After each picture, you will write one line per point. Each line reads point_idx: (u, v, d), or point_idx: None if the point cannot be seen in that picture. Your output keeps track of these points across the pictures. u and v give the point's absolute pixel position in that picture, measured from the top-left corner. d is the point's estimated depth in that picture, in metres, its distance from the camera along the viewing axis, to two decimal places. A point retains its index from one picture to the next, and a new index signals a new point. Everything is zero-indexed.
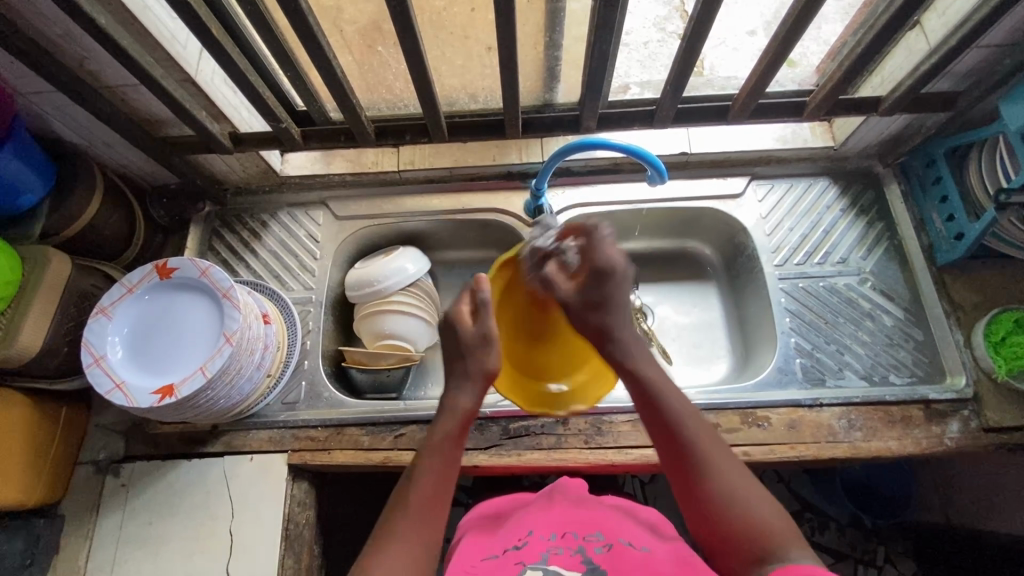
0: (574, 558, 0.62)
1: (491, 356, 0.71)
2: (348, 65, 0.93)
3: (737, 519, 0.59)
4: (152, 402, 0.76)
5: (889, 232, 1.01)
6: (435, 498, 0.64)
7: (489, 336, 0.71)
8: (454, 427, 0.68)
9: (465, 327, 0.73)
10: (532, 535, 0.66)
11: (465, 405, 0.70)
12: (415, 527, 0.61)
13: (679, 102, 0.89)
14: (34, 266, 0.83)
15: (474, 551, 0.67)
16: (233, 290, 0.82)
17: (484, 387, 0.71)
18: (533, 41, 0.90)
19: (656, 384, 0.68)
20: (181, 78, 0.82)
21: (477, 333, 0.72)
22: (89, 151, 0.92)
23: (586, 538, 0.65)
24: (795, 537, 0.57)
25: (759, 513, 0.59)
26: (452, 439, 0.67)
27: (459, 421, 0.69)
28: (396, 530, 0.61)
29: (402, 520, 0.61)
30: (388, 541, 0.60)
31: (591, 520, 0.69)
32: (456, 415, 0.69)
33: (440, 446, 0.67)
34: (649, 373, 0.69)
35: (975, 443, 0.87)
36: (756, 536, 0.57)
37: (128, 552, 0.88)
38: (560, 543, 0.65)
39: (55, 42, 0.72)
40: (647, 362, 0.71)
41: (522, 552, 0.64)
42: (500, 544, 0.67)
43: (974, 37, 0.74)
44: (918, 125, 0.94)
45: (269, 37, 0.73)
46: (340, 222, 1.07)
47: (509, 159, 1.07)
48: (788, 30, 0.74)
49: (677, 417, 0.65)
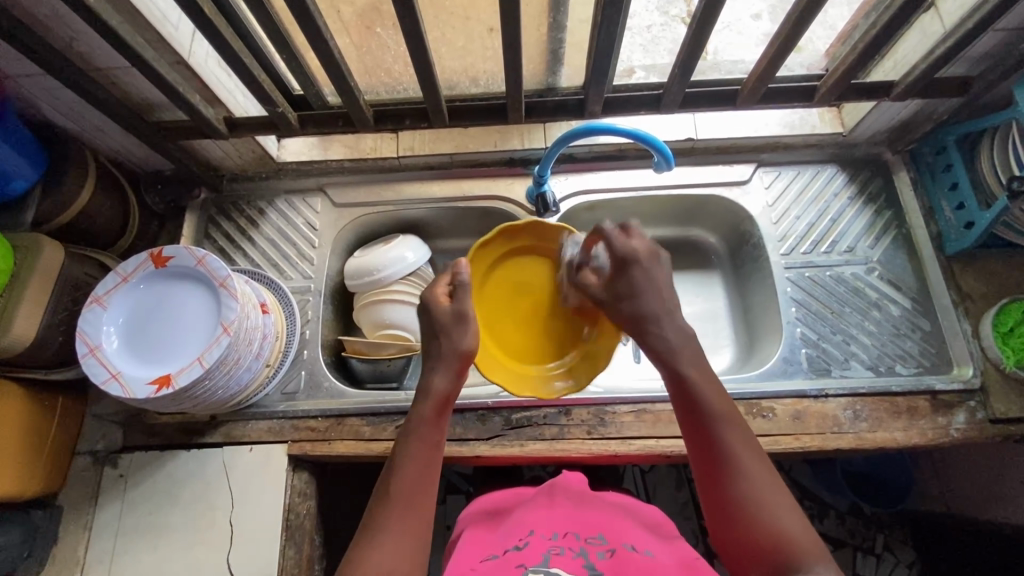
0: (576, 559, 0.61)
1: (466, 335, 0.70)
2: (346, 48, 0.90)
3: (772, 535, 0.55)
4: (149, 393, 0.75)
5: (897, 220, 1.00)
6: (417, 488, 0.62)
7: (465, 315, 0.71)
8: (429, 412, 0.66)
9: (441, 308, 0.72)
10: (533, 535, 0.66)
11: (439, 387, 0.68)
12: (399, 519, 0.59)
13: (687, 86, 0.86)
14: (27, 254, 0.81)
15: (471, 555, 0.66)
16: (230, 279, 0.81)
17: (459, 368, 0.69)
18: (536, 22, 0.87)
19: (698, 381, 0.63)
20: (174, 60, 0.79)
21: (454, 312, 0.71)
22: (81, 137, 0.89)
23: (588, 541, 0.64)
24: (825, 555, 0.54)
25: (791, 530, 0.56)
26: (429, 422, 0.66)
27: (433, 404, 0.67)
28: (382, 520, 0.60)
29: (385, 513, 0.60)
30: (373, 535, 0.58)
31: (593, 522, 0.69)
32: (430, 398, 0.67)
33: (417, 432, 0.65)
34: (694, 376, 0.63)
35: (981, 433, 0.86)
36: (790, 556, 0.54)
37: (127, 543, 0.88)
38: (562, 543, 0.64)
39: (43, 23, 0.69)
40: (693, 356, 0.65)
41: (523, 551, 0.63)
42: (500, 546, 0.66)
43: (992, 20, 0.72)
44: (929, 111, 0.92)
45: (265, 19, 0.71)
46: (339, 209, 1.05)
47: (511, 145, 1.04)
48: (800, 13, 0.72)
49: (714, 417, 0.61)
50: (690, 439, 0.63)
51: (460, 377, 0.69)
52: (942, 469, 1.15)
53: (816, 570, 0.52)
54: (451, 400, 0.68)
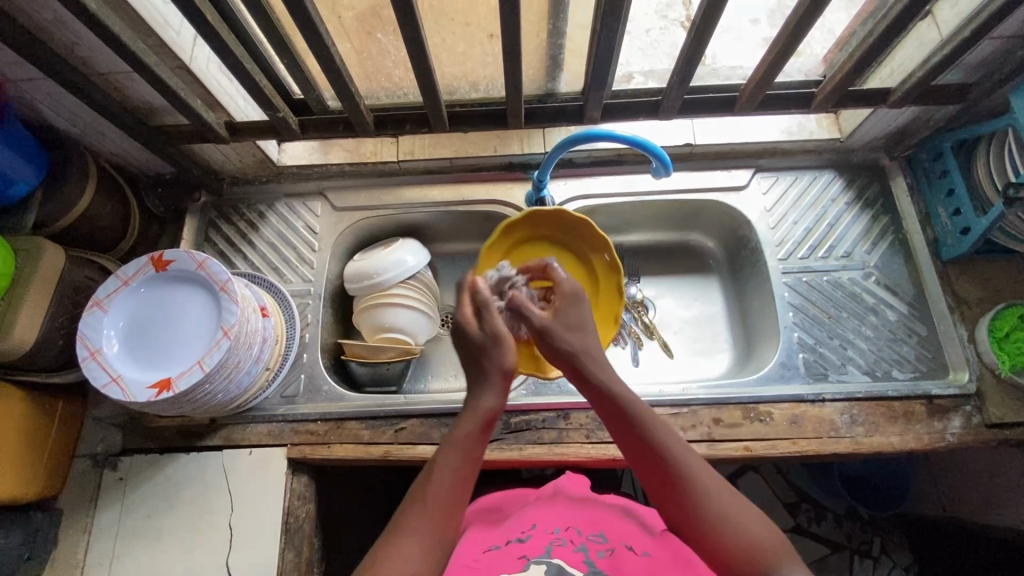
0: (576, 554, 0.63)
1: (508, 355, 0.66)
2: (347, 53, 0.91)
3: (737, 540, 0.56)
4: (149, 397, 0.75)
5: (894, 226, 1.00)
6: (451, 503, 0.60)
7: (502, 336, 0.66)
8: (477, 427, 0.63)
9: (487, 322, 0.67)
10: (536, 529, 0.68)
11: (488, 401, 0.64)
12: (428, 529, 0.58)
13: (685, 92, 0.87)
14: (28, 257, 0.82)
15: (473, 544, 0.67)
16: (231, 282, 0.81)
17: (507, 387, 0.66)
18: (536, 28, 0.88)
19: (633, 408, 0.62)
20: (175, 65, 0.79)
21: (492, 331, 0.67)
22: (82, 140, 0.90)
23: (589, 537, 0.66)
24: (789, 553, 0.56)
25: (754, 533, 0.56)
26: (476, 437, 0.63)
27: (482, 418, 0.63)
28: (411, 526, 0.58)
29: (415, 520, 0.58)
30: (401, 540, 0.57)
31: (593, 519, 0.70)
32: (479, 413, 0.64)
33: (462, 446, 0.62)
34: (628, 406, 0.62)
35: (976, 438, 0.86)
36: (755, 560, 0.55)
37: (126, 545, 0.88)
38: (563, 537, 0.66)
39: (45, 27, 0.70)
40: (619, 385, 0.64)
41: (525, 544, 0.65)
42: (504, 537, 0.68)
43: (988, 28, 0.73)
44: (925, 117, 0.93)
45: (266, 24, 0.71)
46: (339, 213, 1.05)
47: (511, 150, 1.05)
48: (798, 20, 0.73)
49: (657, 436, 0.61)
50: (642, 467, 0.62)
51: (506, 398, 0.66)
52: (938, 473, 1.15)
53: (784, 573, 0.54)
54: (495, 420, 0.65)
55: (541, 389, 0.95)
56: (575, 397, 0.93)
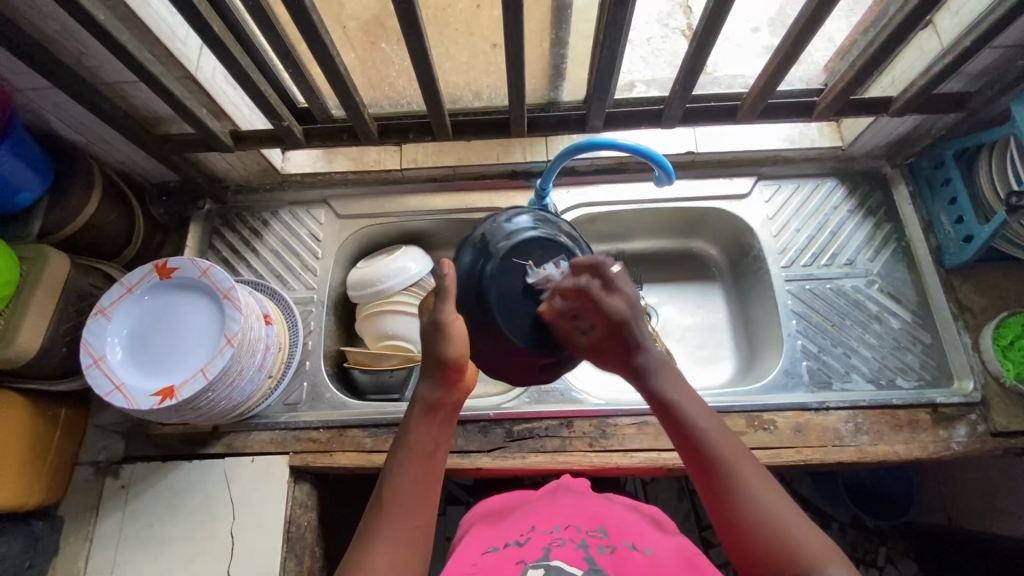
0: (576, 552, 0.60)
1: (449, 343, 0.64)
2: (351, 62, 0.91)
3: (781, 543, 0.53)
4: (152, 405, 0.75)
5: (897, 233, 1.00)
6: (410, 501, 0.59)
7: (443, 325, 0.64)
8: (417, 418, 0.64)
9: (426, 312, 0.67)
10: (534, 530, 0.65)
11: (422, 395, 0.65)
12: (389, 531, 0.57)
13: (688, 102, 0.87)
14: (32, 266, 0.82)
15: (472, 551, 0.65)
16: (234, 290, 0.81)
17: (446, 376, 0.65)
18: (539, 37, 0.89)
19: (684, 403, 0.63)
20: (181, 75, 0.80)
21: (433, 322, 0.65)
22: (88, 149, 0.90)
23: (589, 533, 0.64)
24: (841, 559, 0.52)
25: (801, 539, 0.53)
26: (423, 426, 0.63)
27: (422, 409, 0.64)
28: (376, 535, 0.56)
29: (376, 523, 0.57)
30: (366, 547, 0.56)
31: (594, 516, 0.68)
32: (416, 408, 0.64)
33: (408, 440, 0.63)
34: (675, 396, 0.63)
35: (982, 447, 0.86)
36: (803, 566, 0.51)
37: (128, 553, 0.88)
38: (563, 537, 0.63)
39: (53, 39, 0.71)
40: (673, 378, 0.66)
41: (523, 547, 0.62)
42: (504, 538, 0.66)
43: (988, 39, 0.73)
44: (926, 126, 0.93)
45: (271, 35, 0.72)
46: (342, 221, 1.05)
47: (514, 158, 1.06)
48: (800, 30, 0.73)
49: (706, 438, 0.60)
50: (688, 464, 0.61)
51: (446, 387, 0.65)
52: (944, 481, 1.15)
53: (829, 571, 0.50)
54: (441, 409, 0.64)
55: (544, 397, 0.94)
56: (579, 405, 0.92)
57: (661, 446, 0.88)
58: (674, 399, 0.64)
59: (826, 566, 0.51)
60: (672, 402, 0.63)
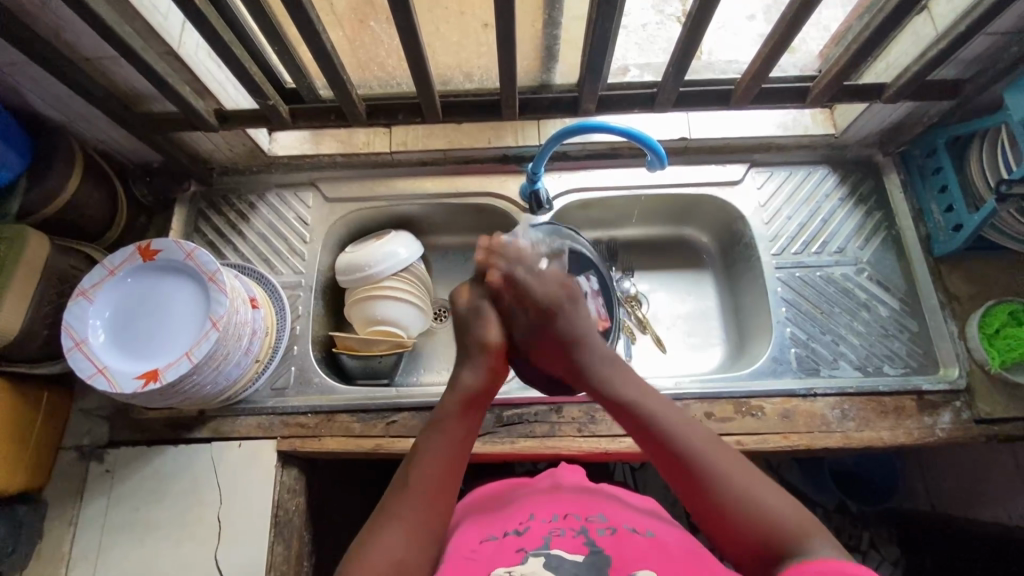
0: (576, 539, 0.60)
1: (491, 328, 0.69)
2: (340, 42, 0.90)
3: (759, 521, 0.55)
4: (136, 388, 0.74)
5: (887, 221, 1.00)
6: (436, 489, 0.61)
7: (490, 309, 0.69)
8: (453, 409, 0.65)
9: (463, 297, 0.71)
10: (533, 516, 0.65)
11: (462, 385, 0.66)
12: (412, 512, 0.59)
13: (681, 85, 0.86)
14: (10, 246, 0.80)
15: (470, 537, 0.65)
16: (219, 273, 0.80)
17: (488, 367, 0.67)
18: (531, 18, 0.87)
19: (642, 400, 0.65)
20: (163, 51, 0.78)
21: (471, 307, 0.70)
22: (68, 127, 0.88)
23: (589, 519, 0.64)
24: (819, 531, 0.54)
25: (776, 511, 0.56)
26: (454, 420, 0.64)
27: (459, 400, 0.65)
28: (393, 513, 0.59)
29: (399, 500, 0.60)
30: (386, 523, 0.58)
31: (594, 502, 0.68)
32: (454, 396, 0.66)
33: (441, 428, 0.64)
34: (636, 398, 0.65)
35: (966, 433, 0.87)
36: (785, 548, 0.53)
37: (113, 538, 0.87)
38: (562, 524, 0.63)
39: (28, 11, 0.68)
40: (626, 379, 0.67)
41: (523, 535, 0.62)
42: (502, 525, 0.66)
43: (983, 24, 0.73)
44: (919, 114, 0.93)
45: (254, 10, 0.70)
46: (330, 204, 1.04)
47: (505, 142, 1.04)
48: (793, 14, 0.72)
49: (670, 432, 0.62)
50: (660, 465, 0.62)
51: (487, 377, 0.67)
52: (927, 468, 1.16)
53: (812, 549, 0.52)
54: (475, 402, 0.66)
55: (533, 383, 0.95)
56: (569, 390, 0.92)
57: None
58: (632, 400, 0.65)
59: (806, 542, 0.53)
60: (626, 400, 0.65)
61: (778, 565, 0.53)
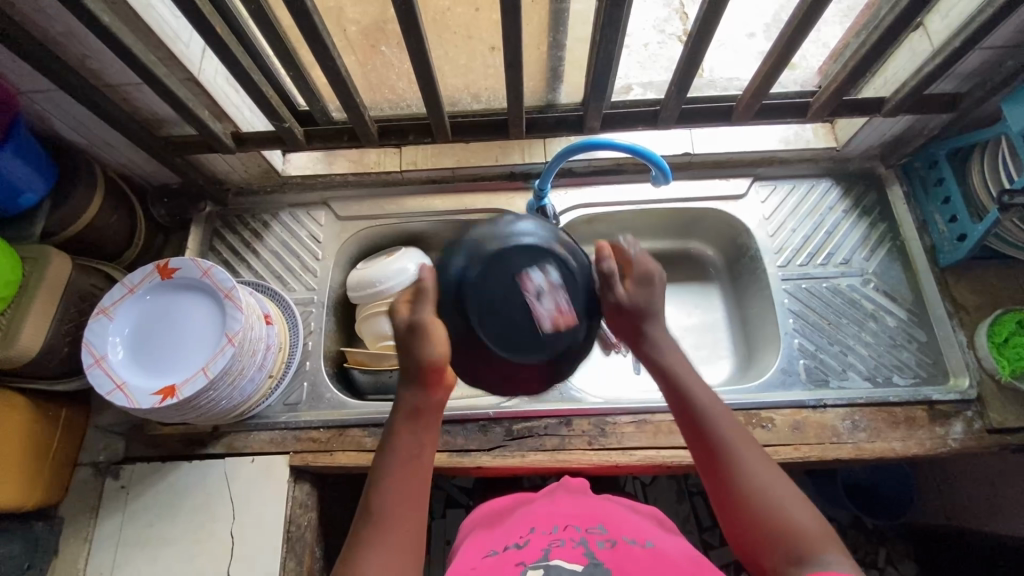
0: (576, 549, 0.60)
1: (428, 345, 0.61)
2: (352, 66, 0.93)
3: (778, 521, 0.56)
4: (153, 403, 0.76)
5: (891, 232, 1.01)
6: (401, 510, 0.58)
7: (419, 325, 0.62)
8: (399, 425, 0.62)
9: (399, 314, 0.64)
10: (533, 531, 0.65)
11: (404, 400, 0.62)
12: (382, 537, 0.57)
13: (683, 103, 0.88)
14: (35, 265, 0.83)
15: (470, 556, 0.66)
16: (235, 289, 0.82)
17: (428, 378, 0.62)
18: (536, 41, 0.90)
19: (687, 378, 0.64)
20: (184, 77, 0.81)
21: (407, 324, 0.63)
22: (90, 151, 0.91)
23: (589, 531, 0.64)
24: (836, 543, 0.54)
25: (797, 517, 0.56)
26: (401, 439, 0.61)
27: (404, 416, 0.62)
28: (362, 547, 0.56)
29: (365, 532, 0.57)
30: (354, 559, 0.56)
31: (593, 514, 0.68)
32: (399, 411, 0.62)
33: (392, 447, 0.61)
34: (681, 374, 0.65)
35: (978, 443, 0.87)
36: (801, 546, 0.54)
37: (127, 554, 0.88)
38: (562, 536, 0.64)
39: (59, 41, 0.72)
40: (678, 357, 0.66)
41: (523, 548, 0.62)
42: (503, 541, 0.66)
43: (977, 39, 0.74)
44: (920, 127, 0.95)
45: (272, 37, 0.73)
46: (342, 222, 1.06)
47: (512, 160, 1.07)
48: (791, 32, 0.74)
49: (707, 416, 0.62)
50: (690, 441, 0.63)
51: (427, 386, 0.62)
52: (942, 481, 1.15)
53: (827, 558, 0.53)
54: (424, 413, 0.62)
55: (542, 396, 0.94)
56: (578, 403, 0.93)
57: (661, 444, 0.89)
58: (677, 375, 0.65)
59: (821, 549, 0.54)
60: (675, 373, 0.65)
61: (790, 561, 0.54)
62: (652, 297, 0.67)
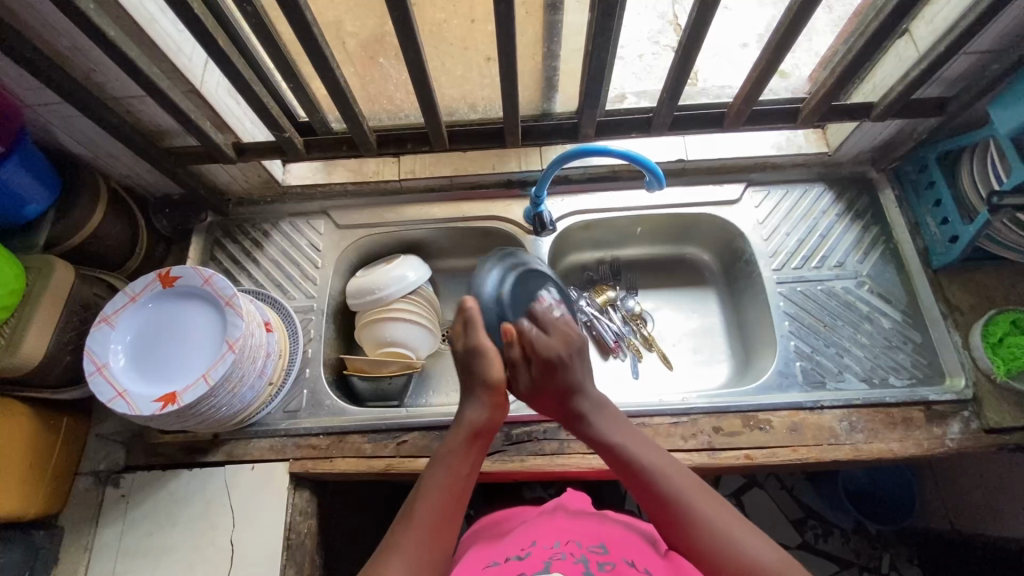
0: (576, 565, 0.61)
1: (489, 366, 0.68)
2: (351, 78, 0.95)
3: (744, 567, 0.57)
4: (154, 410, 0.76)
5: (884, 235, 1.03)
6: (443, 520, 0.62)
7: (481, 348, 0.68)
8: (460, 442, 0.67)
9: (456, 340, 0.71)
10: (535, 545, 0.66)
11: (469, 416, 0.68)
12: (416, 544, 0.60)
13: (675, 110, 0.90)
14: (38, 275, 0.84)
15: (472, 565, 0.66)
16: (236, 297, 0.83)
17: (493, 400, 0.69)
18: (531, 51, 0.92)
19: (628, 443, 0.68)
20: (187, 89, 0.83)
21: (469, 346, 0.69)
22: (93, 163, 0.93)
23: (589, 549, 0.65)
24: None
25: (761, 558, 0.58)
26: (461, 452, 0.66)
27: (464, 433, 0.67)
28: (397, 546, 0.60)
29: (403, 532, 0.61)
30: (386, 559, 0.59)
31: (595, 533, 0.69)
32: (462, 426, 0.68)
33: (446, 458, 0.66)
34: (623, 439, 0.68)
35: (976, 443, 0.87)
36: None
37: (128, 562, 0.88)
38: (563, 551, 0.64)
39: (64, 55, 0.73)
40: (617, 423, 0.70)
41: (524, 560, 0.63)
42: (504, 553, 0.66)
43: (962, 44, 0.76)
44: (910, 130, 0.96)
45: (272, 50, 0.74)
46: (342, 231, 1.08)
47: (509, 168, 1.08)
48: (780, 38, 0.76)
49: (652, 473, 0.65)
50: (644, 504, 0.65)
51: (489, 411, 0.68)
52: (943, 485, 1.15)
53: None
54: (480, 436, 0.68)
55: None
56: None
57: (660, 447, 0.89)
58: (617, 443, 0.68)
59: None
60: (619, 445, 0.68)
61: None
62: (566, 353, 0.70)
